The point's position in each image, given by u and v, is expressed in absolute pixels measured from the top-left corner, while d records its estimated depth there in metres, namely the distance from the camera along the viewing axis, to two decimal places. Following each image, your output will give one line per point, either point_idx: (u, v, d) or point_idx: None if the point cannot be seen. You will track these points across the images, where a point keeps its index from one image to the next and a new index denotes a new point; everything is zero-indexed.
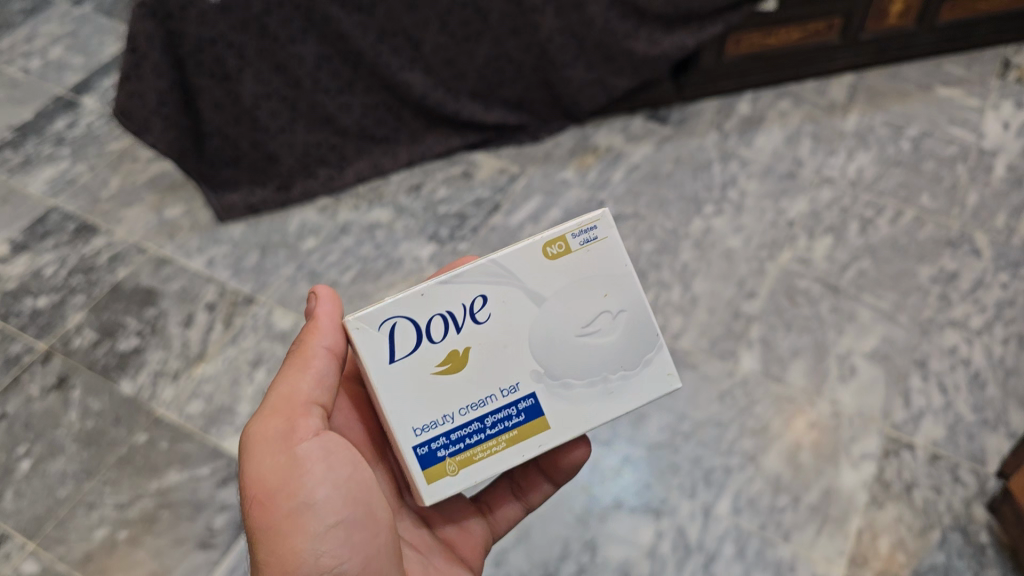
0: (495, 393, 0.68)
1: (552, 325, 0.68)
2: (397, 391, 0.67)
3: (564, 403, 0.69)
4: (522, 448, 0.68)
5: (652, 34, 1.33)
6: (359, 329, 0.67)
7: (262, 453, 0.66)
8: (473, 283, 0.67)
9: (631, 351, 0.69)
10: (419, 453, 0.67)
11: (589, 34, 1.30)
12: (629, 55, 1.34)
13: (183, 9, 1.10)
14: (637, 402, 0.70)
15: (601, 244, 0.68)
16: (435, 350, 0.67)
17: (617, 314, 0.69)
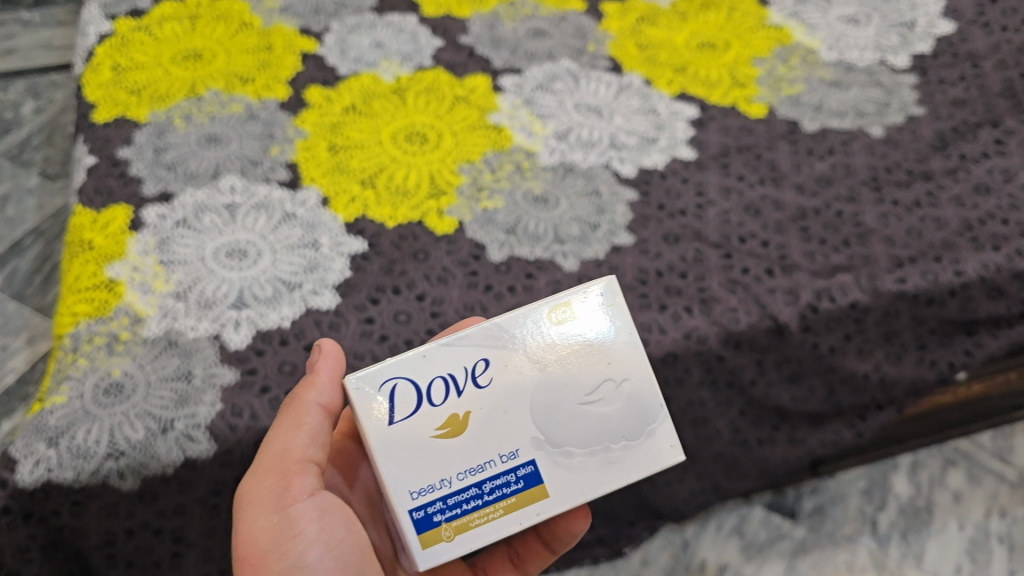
0: (493, 459, 0.62)
1: (556, 392, 0.64)
2: (394, 456, 0.61)
3: (564, 471, 0.63)
4: (519, 515, 0.63)
5: (794, 432, 0.89)
6: (358, 389, 0.62)
7: (253, 504, 0.62)
8: (471, 350, 0.63)
9: (632, 422, 0.65)
10: (415, 518, 0.61)
11: (708, 449, 0.88)
12: (760, 463, 0.91)
13: (76, 505, 0.68)
14: (640, 473, 0.64)
15: (607, 311, 0.66)
16: (435, 412, 0.62)
17: (622, 383, 0.65)
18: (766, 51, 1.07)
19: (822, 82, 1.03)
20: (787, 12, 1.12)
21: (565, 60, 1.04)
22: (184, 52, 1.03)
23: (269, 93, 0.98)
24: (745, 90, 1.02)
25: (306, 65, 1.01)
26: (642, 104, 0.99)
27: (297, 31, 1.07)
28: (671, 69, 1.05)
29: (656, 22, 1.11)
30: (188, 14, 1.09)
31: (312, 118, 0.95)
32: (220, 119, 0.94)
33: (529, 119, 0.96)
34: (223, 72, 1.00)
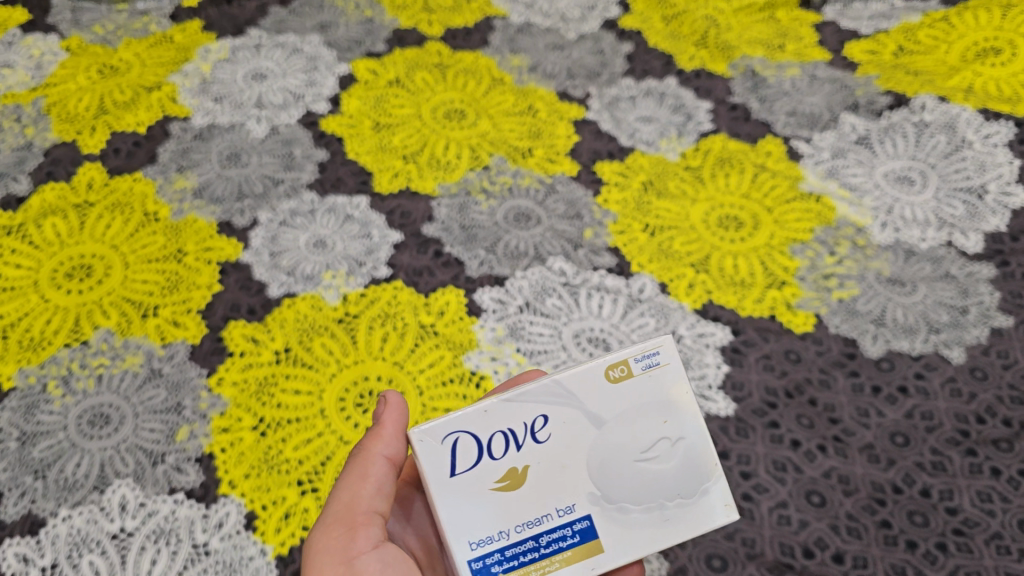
0: (549, 512, 0.52)
1: (614, 448, 0.53)
2: (455, 510, 0.51)
3: (622, 529, 0.52)
4: (576, 568, 0.52)
5: None
6: (422, 443, 0.52)
7: (315, 553, 0.51)
8: (530, 401, 0.53)
9: (688, 476, 0.53)
10: (475, 569, 0.51)
11: None
12: None
13: None
14: (697, 532, 0.53)
15: (666, 372, 0.54)
16: (495, 466, 0.52)
17: (678, 443, 0.53)
18: (805, 232, 0.86)
19: (879, 278, 0.82)
20: (823, 171, 0.91)
21: (557, 258, 0.82)
22: (68, 265, 0.80)
23: (176, 333, 0.75)
24: (784, 292, 0.82)
25: (225, 281, 0.79)
26: (659, 327, 0.78)
27: (215, 224, 0.84)
28: (691, 263, 0.83)
29: (665, 189, 0.90)
30: (74, 203, 0.85)
31: (229, 379, 0.72)
32: (109, 383, 0.71)
33: (517, 360, 0.75)
34: (117, 299, 0.78)
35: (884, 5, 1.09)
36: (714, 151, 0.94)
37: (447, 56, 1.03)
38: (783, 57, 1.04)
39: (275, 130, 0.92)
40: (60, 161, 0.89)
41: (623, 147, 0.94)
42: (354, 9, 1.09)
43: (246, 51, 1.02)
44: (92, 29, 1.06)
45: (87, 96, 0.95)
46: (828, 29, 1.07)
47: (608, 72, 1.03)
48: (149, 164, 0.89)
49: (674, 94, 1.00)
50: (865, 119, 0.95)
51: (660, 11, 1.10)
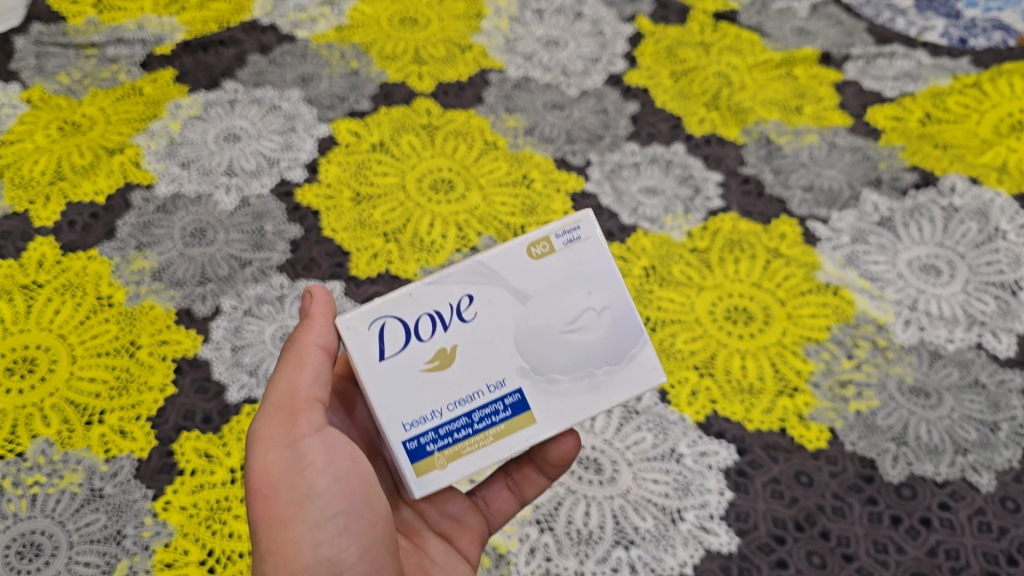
0: (480, 388, 0.52)
1: (540, 326, 0.53)
2: (385, 392, 0.51)
3: (554, 399, 0.53)
4: (509, 441, 0.52)
5: None
6: (349, 331, 0.52)
7: (257, 441, 0.51)
8: (453, 283, 0.52)
9: (614, 341, 0.53)
10: (409, 449, 0.51)
11: None
12: None
13: None
14: (629, 394, 0.54)
15: (588, 245, 0.54)
16: (423, 347, 0.52)
17: (604, 312, 0.53)
18: (820, 330, 0.78)
19: (900, 388, 0.75)
20: (841, 258, 0.84)
21: None
22: (10, 358, 0.73)
23: (121, 445, 0.68)
24: (797, 400, 0.74)
25: (180, 381, 0.72)
26: (657, 444, 0.71)
27: (173, 312, 0.77)
28: (694, 364, 0.76)
29: (668, 276, 0.82)
30: (21, 284, 0.78)
31: (176, 503, 0.65)
32: (44, 506, 0.65)
33: None
34: (60, 401, 0.70)
35: (909, 62, 1.02)
36: (723, 232, 0.86)
37: (437, 116, 0.95)
38: (800, 121, 0.96)
39: (245, 202, 0.85)
40: (9, 235, 0.81)
41: (624, 225, 0.87)
42: (339, 59, 1.01)
43: (220, 107, 0.95)
44: (56, 78, 0.97)
45: (43, 158, 0.88)
46: (849, 89, 0.99)
47: (611, 134, 0.95)
48: (106, 239, 0.82)
49: (681, 163, 0.92)
50: (889, 198, 0.88)
51: (669, 65, 1.03)
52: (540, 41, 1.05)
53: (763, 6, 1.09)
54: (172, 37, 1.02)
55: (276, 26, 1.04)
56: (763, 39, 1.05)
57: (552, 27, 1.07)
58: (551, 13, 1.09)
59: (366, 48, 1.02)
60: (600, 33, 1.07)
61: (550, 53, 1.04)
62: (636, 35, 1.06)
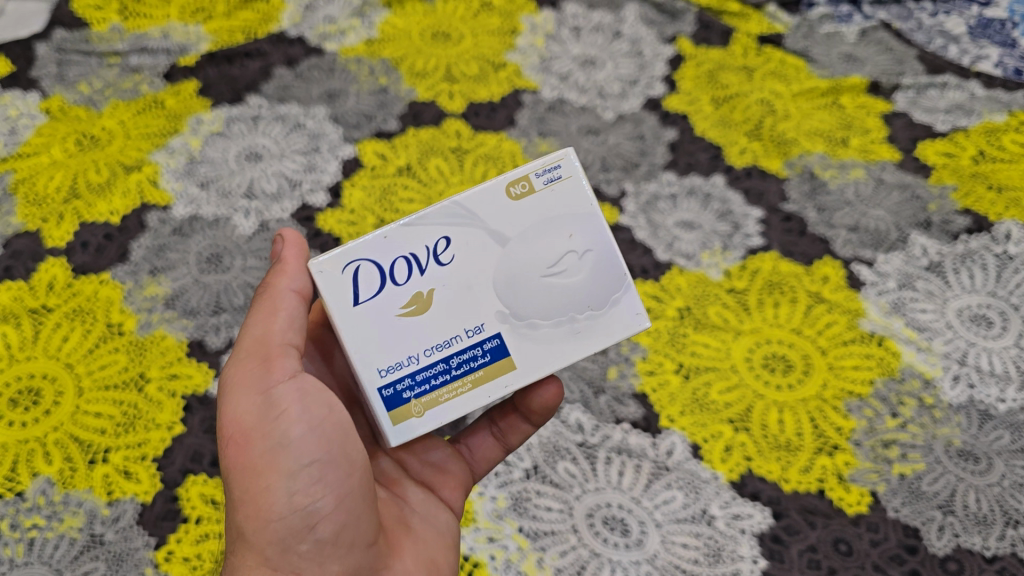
0: (458, 334, 0.53)
1: (519, 267, 0.53)
2: (361, 335, 0.52)
3: (534, 345, 0.53)
4: (488, 387, 0.53)
5: None
6: (322, 273, 0.52)
7: (232, 388, 0.51)
8: (430, 225, 0.53)
9: (595, 283, 0.54)
10: (385, 396, 0.52)
11: None
12: None
13: None
14: (611, 339, 0.54)
15: (569, 186, 0.54)
16: (400, 291, 0.52)
17: (585, 255, 0.54)
18: (863, 384, 0.74)
19: (948, 451, 0.70)
20: (887, 304, 0.79)
21: (574, 408, 0.73)
22: (14, 388, 0.72)
23: (125, 487, 0.67)
24: (836, 459, 0.70)
25: (188, 420, 0.71)
26: (687, 504, 0.68)
27: (185, 343, 0.75)
28: (728, 418, 0.72)
29: (703, 318, 0.78)
30: (30, 307, 0.76)
31: (179, 554, 0.65)
32: (41, 552, 0.65)
33: (518, 542, 0.66)
34: (64, 437, 0.69)
35: (963, 93, 0.96)
36: (762, 272, 0.82)
37: (466, 138, 0.92)
38: (846, 154, 0.91)
39: (264, 226, 0.83)
40: (20, 254, 0.79)
41: (658, 262, 0.83)
42: (367, 75, 0.97)
43: (242, 123, 0.92)
44: (77, 87, 0.93)
45: (59, 173, 0.85)
46: (899, 121, 0.94)
47: (647, 162, 0.91)
48: (119, 262, 0.80)
49: (720, 197, 0.88)
50: (938, 241, 0.83)
51: (710, 91, 0.98)
52: (576, 61, 1.01)
53: (809, 29, 1.03)
54: (197, 48, 0.97)
55: (303, 38, 1.00)
56: (809, 65, 1.00)
57: (589, 46, 1.03)
58: (588, 31, 1.05)
59: (396, 64, 0.98)
60: (638, 54, 1.02)
61: (586, 73, 1.00)
62: (677, 57, 1.02)
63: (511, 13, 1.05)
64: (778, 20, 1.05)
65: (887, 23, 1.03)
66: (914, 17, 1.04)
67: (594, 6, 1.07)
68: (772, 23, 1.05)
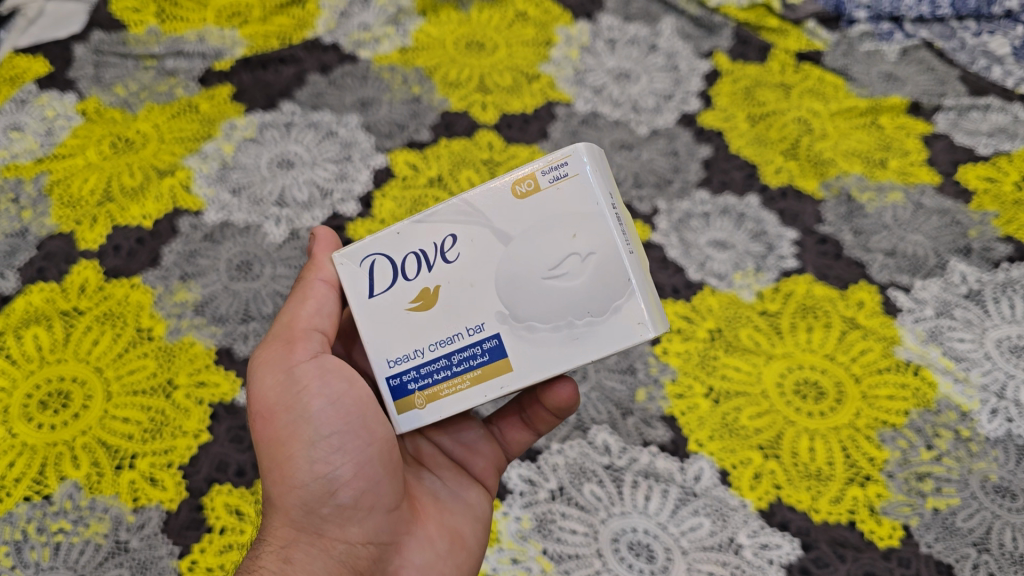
0: (460, 331, 0.51)
1: (520, 268, 0.51)
2: (372, 328, 0.53)
3: (531, 348, 0.50)
4: (484, 387, 0.51)
5: None
6: (343, 266, 0.54)
7: (259, 366, 0.54)
8: (438, 222, 0.52)
9: (596, 289, 0.49)
10: (391, 387, 0.53)
11: None
12: None
13: None
14: (612, 349, 0.49)
15: (575, 183, 0.50)
16: (409, 286, 0.53)
17: (587, 258, 0.49)
18: (897, 414, 0.72)
19: (984, 486, 0.69)
20: (924, 332, 0.78)
21: (601, 430, 0.72)
22: (45, 390, 0.72)
23: (150, 494, 0.67)
24: (868, 491, 0.69)
25: (215, 429, 0.71)
26: (715, 532, 0.67)
27: (213, 350, 0.75)
28: (758, 444, 0.71)
29: (735, 341, 0.77)
30: (62, 309, 0.76)
31: (202, 565, 0.65)
32: (67, 557, 0.65)
33: (542, 565, 0.66)
34: (91, 442, 0.69)
35: (1006, 116, 0.94)
36: (796, 296, 0.80)
37: (498, 150, 0.91)
38: (884, 176, 0.89)
39: (295, 235, 0.83)
40: (54, 256, 0.80)
41: (690, 282, 0.82)
42: (401, 83, 0.97)
43: (275, 129, 0.92)
44: (113, 89, 0.93)
45: (94, 175, 0.85)
46: (939, 144, 0.92)
47: (681, 179, 0.90)
48: (151, 267, 0.80)
49: (755, 217, 0.87)
50: (978, 269, 0.82)
51: (746, 108, 0.97)
52: (611, 74, 1.00)
53: (849, 47, 1.02)
54: (232, 52, 0.97)
55: (338, 45, 0.99)
56: (847, 84, 0.99)
57: (624, 58, 1.02)
58: (624, 43, 1.04)
59: (430, 72, 0.98)
60: (674, 68, 1.01)
61: (621, 86, 0.99)
62: (713, 73, 1.00)
63: (546, 24, 1.04)
64: (817, 36, 1.03)
65: (929, 42, 1.01)
66: (956, 36, 1.02)
67: (630, 18, 1.06)
68: (811, 39, 1.03)
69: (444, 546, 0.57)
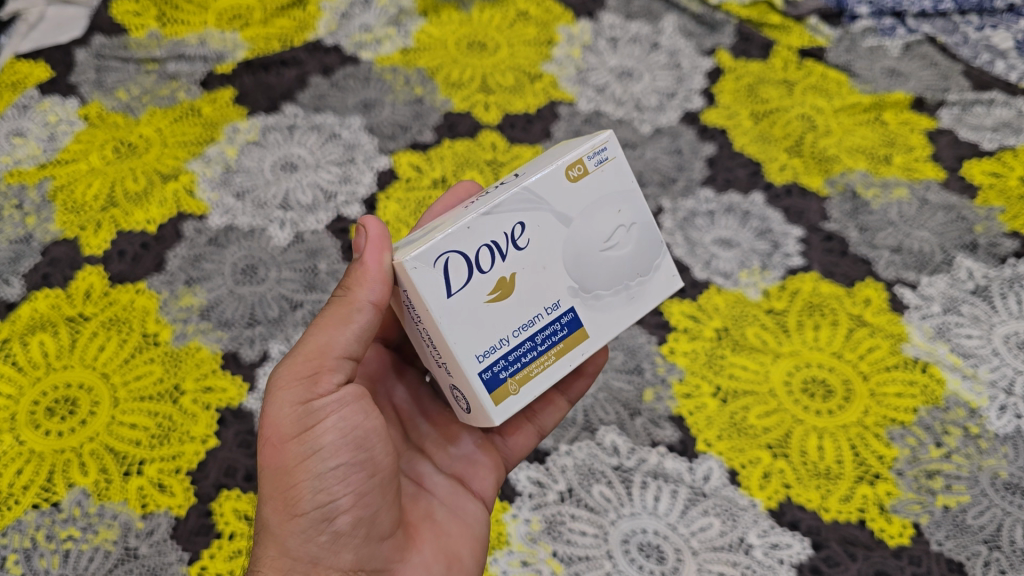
0: (539, 312, 0.52)
1: (582, 246, 0.53)
2: (459, 326, 0.49)
3: (600, 314, 0.54)
4: (569, 357, 0.53)
5: None
6: (417, 271, 0.48)
7: (277, 389, 0.51)
8: (506, 211, 0.50)
9: (642, 252, 0.55)
10: (484, 380, 0.50)
11: None
12: None
13: None
14: (656, 301, 0.56)
15: (615, 165, 0.54)
16: (485, 278, 0.50)
17: (633, 228, 0.54)
18: (906, 412, 0.72)
19: (994, 483, 0.68)
20: (931, 329, 0.77)
21: (609, 431, 0.72)
22: (51, 397, 0.72)
23: (159, 500, 0.67)
24: (877, 489, 0.69)
25: (223, 434, 0.71)
26: (724, 532, 0.67)
27: (219, 355, 0.75)
28: (768, 443, 0.71)
29: (741, 340, 0.77)
30: (67, 315, 0.76)
31: (212, 570, 0.64)
32: (76, 564, 0.65)
33: (552, 567, 0.65)
34: (100, 448, 0.69)
35: (1010, 111, 0.93)
36: (802, 293, 0.80)
37: (502, 150, 0.91)
38: (889, 172, 0.89)
39: (299, 238, 0.83)
40: (58, 262, 0.79)
41: (696, 281, 0.82)
42: (403, 84, 0.97)
43: (278, 132, 0.91)
44: (115, 94, 0.93)
45: (97, 181, 0.85)
46: (944, 139, 0.92)
47: (685, 178, 0.90)
48: (155, 272, 0.80)
49: (760, 215, 0.87)
50: (985, 264, 0.81)
51: (750, 106, 0.96)
52: (613, 72, 1.00)
53: (851, 43, 1.02)
54: (234, 55, 0.97)
55: (339, 46, 0.99)
56: (851, 80, 0.98)
57: (626, 57, 1.02)
58: (626, 42, 1.03)
59: (432, 73, 0.98)
60: (676, 66, 1.01)
61: (623, 85, 0.99)
62: (715, 70, 1.00)
63: (548, 24, 1.04)
64: (819, 33, 1.03)
65: (932, 37, 1.01)
66: (959, 30, 1.02)
67: (632, 16, 1.06)
68: (813, 36, 1.03)
69: (440, 570, 0.55)
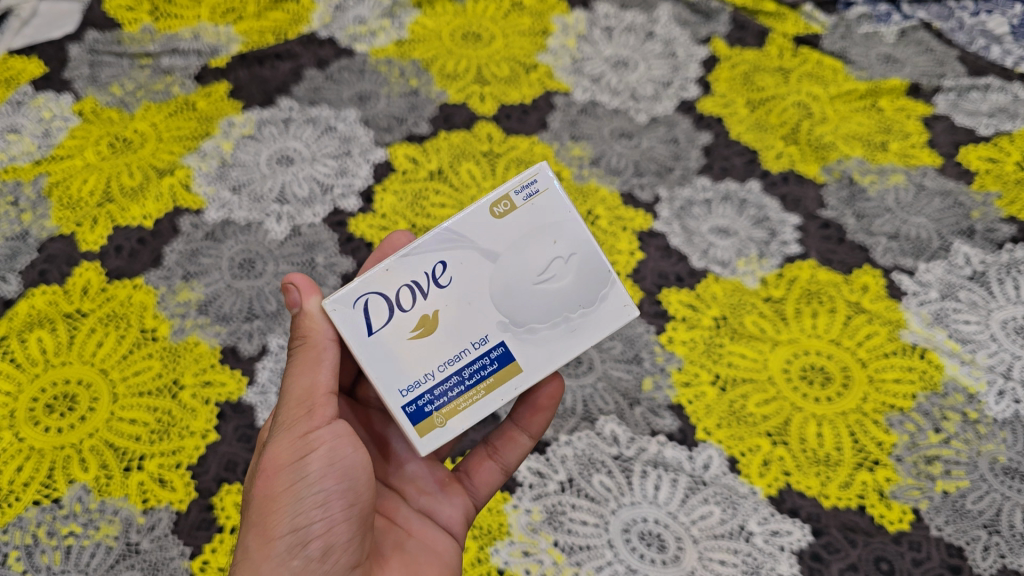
0: (466, 346, 0.53)
1: (512, 282, 0.53)
2: (378, 362, 0.52)
3: (535, 348, 0.53)
4: (499, 392, 0.53)
5: None
6: (336, 311, 0.52)
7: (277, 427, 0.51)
8: (426, 251, 0.52)
9: (581, 283, 0.54)
10: (409, 414, 0.52)
11: None
12: None
13: None
14: (606, 333, 0.54)
15: (548, 197, 0.53)
16: (406, 317, 0.52)
17: (570, 259, 0.54)
18: (905, 398, 0.72)
19: (993, 468, 0.69)
20: (929, 315, 0.77)
21: (609, 420, 0.72)
22: (50, 394, 0.72)
23: (160, 495, 0.67)
24: (877, 475, 0.69)
25: (223, 428, 0.71)
26: (724, 520, 0.67)
27: (218, 349, 0.75)
28: (767, 431, 0.71)
29: (740, 328, 0.77)
30: (65, 312, 0.76)
31: (214, 565, 0.65)
32: (78, 560, 0.65)
33: (553, 557, 0.66)
34: (99, 444, 0.69)
35: (1006, 96, 0.93)
36: (800, 281, 0.80)
37: (498, 142, 0.91)
38: (886, 159, 0.89)
39: (296, 231, 0.83)
40: (55, 258, 0.79)
41: (693, 270, 0.82)
42: (398, 76, 0.96)
43: (274, 126, 0.91)
44: (109, 89, 0.92)
45: (93, 176, 0.85)
46: (940, 125, 0.92)
47: (682, 167, 0.90)
48: (152, 267, 0.80)
49: (756, 203, 0.87)
50: (982, 250, 0.81)
51: (746, 93, 0.96)
52: (609, 62, 1.00)
53: (847, 30, 1.02)
54: (228, 49, 0.97)
55: (334, 39, 0.99)
56: (846, 67, 0.98)
57: (621, 46, 1.02)
58: (621, 31, 1.03)
59: (427, 65, 0.97)
60: (672, 54, 1.01)
61: (619, 74, 0.99)
62: (711, 58, 1.00)
63: (543, 13, 1.04)
64: (814, 20, 1.03)
65: (927, 23, 1.01)
66: (954, 16, 1.02)
67: (627, 5, 1.06)
68: (808, 23, 1.03)
69: None
